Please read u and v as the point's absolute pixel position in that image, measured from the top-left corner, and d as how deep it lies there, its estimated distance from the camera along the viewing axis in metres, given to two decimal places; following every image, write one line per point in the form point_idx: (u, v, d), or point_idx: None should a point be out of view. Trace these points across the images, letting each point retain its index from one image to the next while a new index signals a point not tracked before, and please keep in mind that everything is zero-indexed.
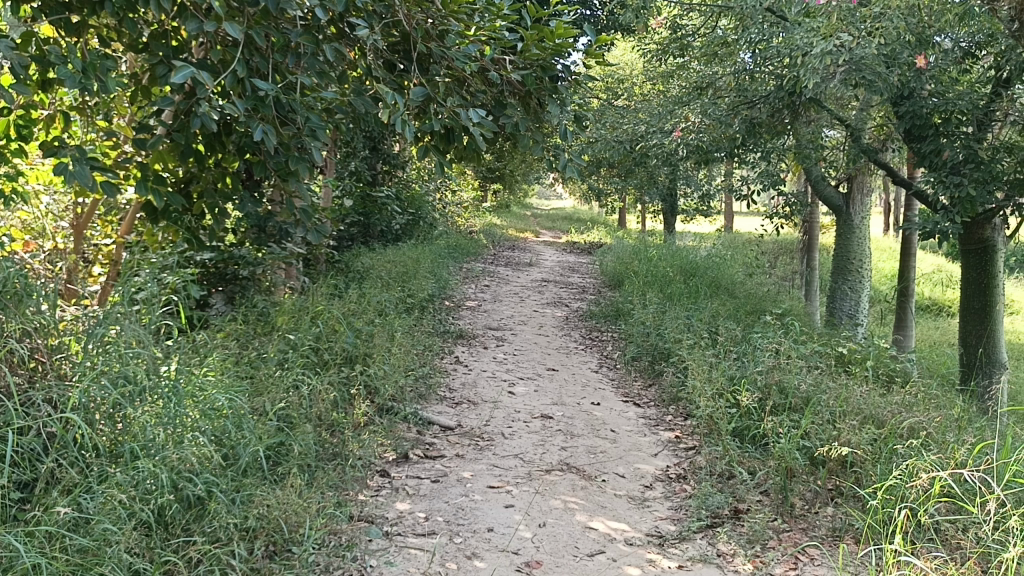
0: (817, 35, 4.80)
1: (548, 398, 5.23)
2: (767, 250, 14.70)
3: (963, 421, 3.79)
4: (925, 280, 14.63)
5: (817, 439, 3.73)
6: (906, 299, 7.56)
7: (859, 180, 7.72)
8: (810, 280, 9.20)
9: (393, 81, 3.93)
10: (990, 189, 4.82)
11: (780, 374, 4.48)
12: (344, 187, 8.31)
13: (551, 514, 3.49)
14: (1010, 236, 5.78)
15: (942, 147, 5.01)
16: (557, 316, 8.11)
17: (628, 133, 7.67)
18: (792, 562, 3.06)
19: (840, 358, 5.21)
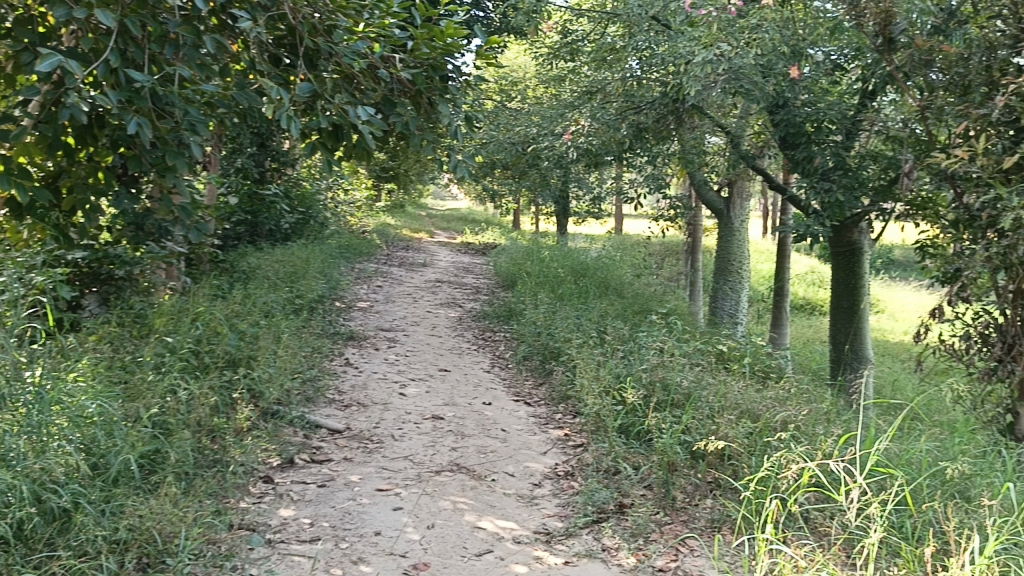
0: (699, 44, 5.00)
1: (439, 399, 5.21)
2: (655, 252, 15.12)
3: (831, 413, 4.01)
4: (800, 280, 15.38)
5: (697, 433, 3.86)
6: (782, 299, 7.93)
7: (739, 185, 8.05)
8: (695, 280, 9.52)
9: (278, 75, 3.84)
10: (856, 195, 5.10)
11: (663, 372, 4.61)
12: (229, 185, 8.05)
13: (439, 516, 3.48)
14: (874, 239, 6.13)
15: (813, 154, 5.31)
16: (450, 317, 8.10)
17: (520, 135, 7.74)
18: (673, 554, 3.16)
19: (721, 356, 5.41)
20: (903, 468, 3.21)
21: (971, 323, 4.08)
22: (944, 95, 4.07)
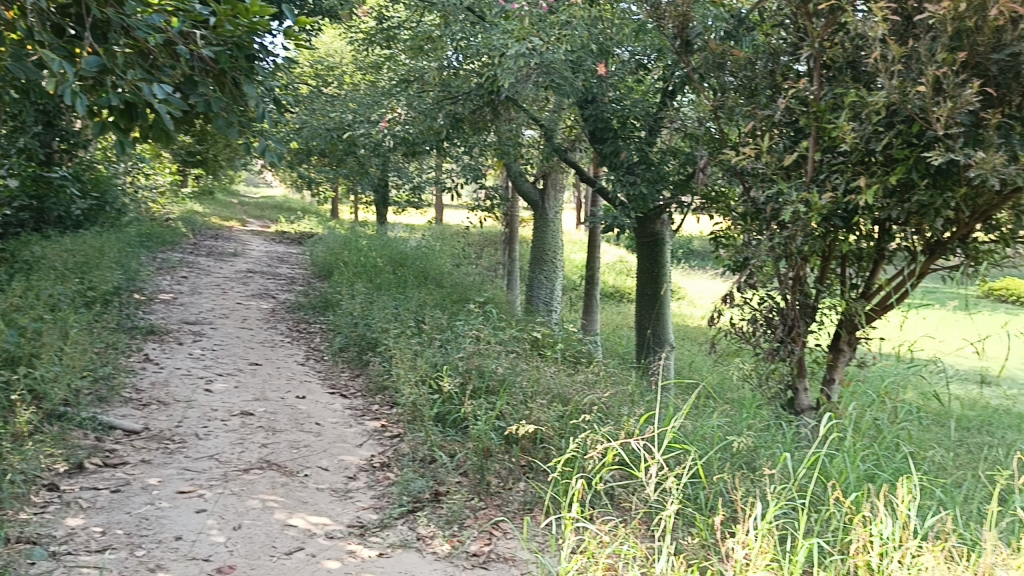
0: (511, 38, 5.18)
1: (249, 395, 5.00)
2: (473, 242, 15.29)
3: (635, 395, 4.22)
4: (610, 270, 16.10)
5: (510, 419, 3.95)
6: (592, 287, 8.26)
7: (553, 177, 8.30)
8: (511, 270, 9.72)
9: (61, 47, 3.50)
10: (658, 188, 5.41)
11: (478, 359, 4.67)
12: (8, 165, 7.28)
13: (247, 515, 3.34)
14: (674, 231, 6.51)
15: (619, 149, 5.63)
16: (261, 309, 7.78)
17: (335, 122, 7.55)
18: (486, 538, 3.23)
19: (535, 343, 5.56)
20: (697, 444, 3.44)
21: (758, 307, 4.44)
22: (734, 96, 4.37)
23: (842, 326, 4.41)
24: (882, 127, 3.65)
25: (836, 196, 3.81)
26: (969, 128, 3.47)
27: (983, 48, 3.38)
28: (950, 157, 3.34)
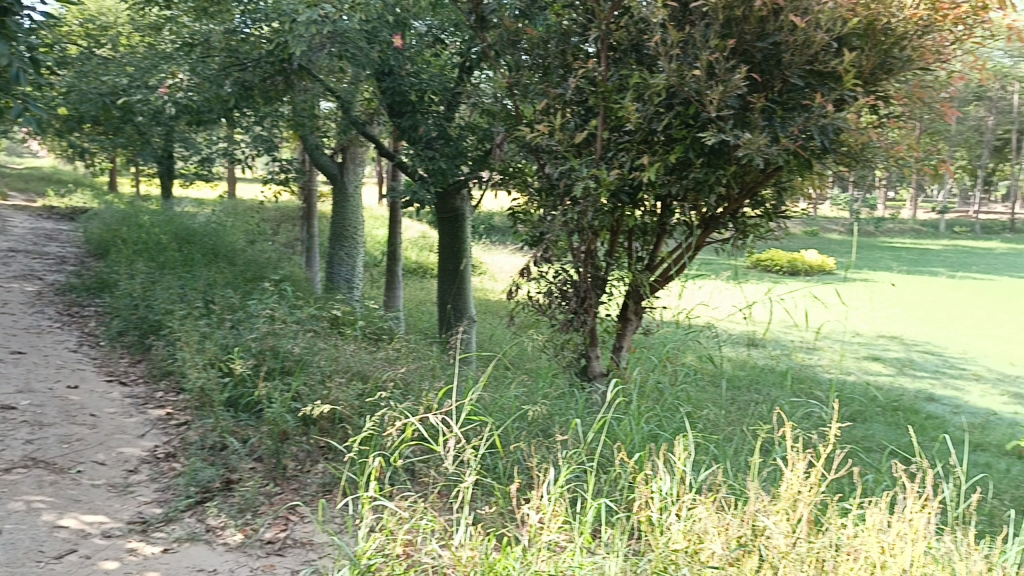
0: (302, 4, 4.96)
1: (9, 387, 4.50)
2: (269, 218, 14.65)
3: (436, 369, 4.24)
4: (413, 245, 16.03)
5: (307, 399, 3.83)
6: (394, 263, 8.19)
7: (351, 150, 8.11)
8: (311, 247, 9.44)
9: None
10: (457, 163, 5.44)
11: (273, 340, 4.48)
12: None
13: (8, 520, 3.01)
14: (475, 207, 6.54)
15: (417, 123, 5.58)
16: (25, 292, 7.01)
17: (108, 86, 6.91)
18: (281, 524, 3.12)
19: (334, 321, 5.43)
20: (495, 415, 3.51)
21: (552, 280, 4.58)
22: (528, 74, 4.44)
23: (629, 296, 4.65)
24: (663, 108, 3.86)
25: (622, 173, 3.98)
26: (738, 111, 3.74)
27: (749, 37, 3.71)
28: (722, 138, 3.58)
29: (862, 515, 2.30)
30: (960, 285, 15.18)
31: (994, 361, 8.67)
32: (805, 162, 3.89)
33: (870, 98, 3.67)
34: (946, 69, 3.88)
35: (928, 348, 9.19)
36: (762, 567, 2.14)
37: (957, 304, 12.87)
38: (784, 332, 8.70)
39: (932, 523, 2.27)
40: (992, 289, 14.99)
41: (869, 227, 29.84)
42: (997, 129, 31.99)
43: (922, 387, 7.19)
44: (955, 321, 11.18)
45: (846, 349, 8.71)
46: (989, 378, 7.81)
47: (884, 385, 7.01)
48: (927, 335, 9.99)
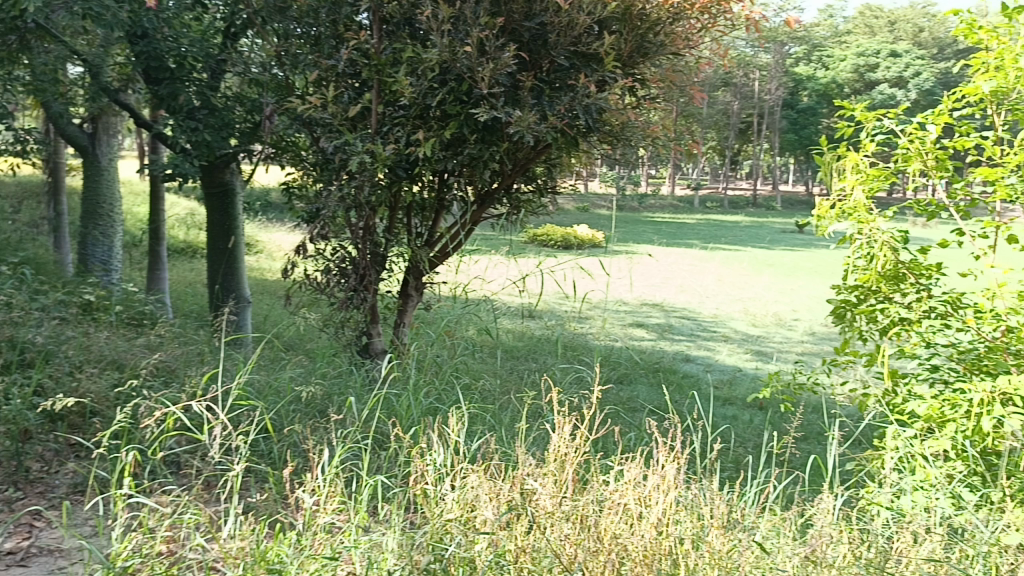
0: None
1: None
2: (6, 194, 13.03)
3: (204, 354, 4.00)
4: (178, 223, 14.97)
5: (54, 393, 3.46)
6: (158, 244, 7.62)
7: (104, 120, 7.40)
8: (58, 226, 8.53)
9: None
10: (224, 136, 5.09)
11: (10, 330, 3.99)
12: None
13: None
14: (247, 180, 5.96)
15: (177, 91, 5.09)
16: None
17: None
18: (24, 531, 2.82)
19: (85, 307, 4.95)
20: (268, 398, 3.38)
21: (330, 257, 4.42)
22: (298, 42, 4.22)
23: (409, 273, 4.64)
24: (437, 84, 3.85)
25: (398, 148, 3.95)
26: (509, 89, 3.83)
27: (517, 16, 3.80)
28: (494, 114, 3.65)
29: (623, 470, 2.46)
30: (710, 256, 16.63)
31: (740, 323, 9.61)
32: (572, 141, 4.05)
33: (630, 81, 3.89)
34: (694, 55, 4.22)
35: (685, 314, 10.00)
36: (529, 524, 2.23)
37: (707, 272, 14.11)
38: (558, 303, 9.10)
39: (683, 473, 2.47)
40: (737, 258, 16.56)
41: (634, 202, 31.88)
42: (740, 115, 35.17)
43: (680, 349, 7.81)
44: (706, 288, 12.25)
45: (614, 317, 9.27)
46: (736, 338, 8.64)
47: (647, 349, 7.54)
48: (683, 301, 10.86)
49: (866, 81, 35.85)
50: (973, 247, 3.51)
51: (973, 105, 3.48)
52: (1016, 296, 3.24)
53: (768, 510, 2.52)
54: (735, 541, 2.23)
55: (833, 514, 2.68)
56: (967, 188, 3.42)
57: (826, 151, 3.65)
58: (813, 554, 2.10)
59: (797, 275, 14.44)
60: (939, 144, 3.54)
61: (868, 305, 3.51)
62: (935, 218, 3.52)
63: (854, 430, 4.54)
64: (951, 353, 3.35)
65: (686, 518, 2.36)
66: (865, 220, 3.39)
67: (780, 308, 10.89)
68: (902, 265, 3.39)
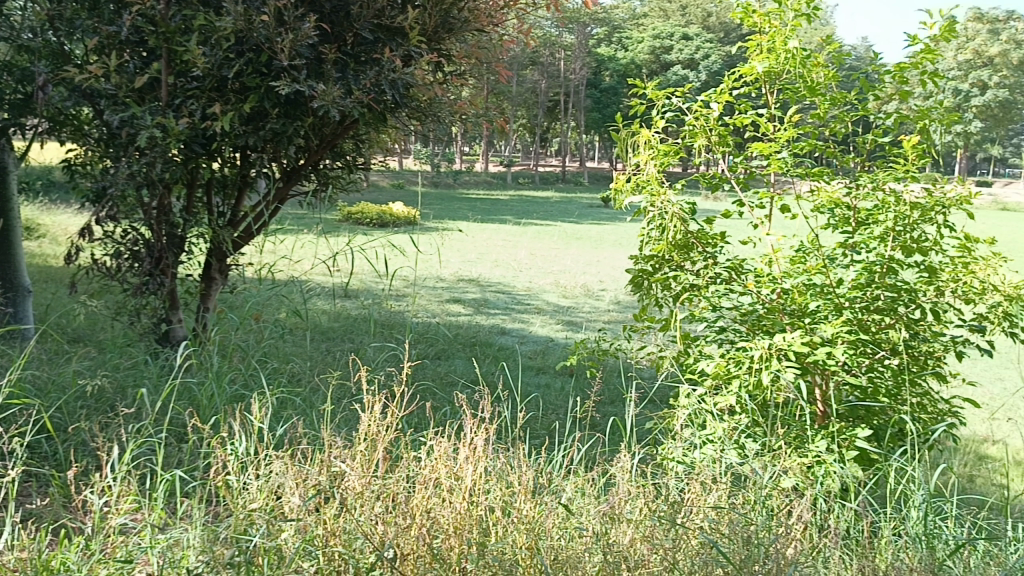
0: None
1: None
2: None
3: None
4: None
5: None
6: None
7: None
8: None
9: None
10: None
11: None
12: None
13: None
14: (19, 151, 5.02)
15: None
16: None
17: None
18: None
19: None
20: (49, 395, 3.09)
21: (120, 239, 4.00)
22: (73, 6, 3.77)
23: (211, 254, 4.40)
24: (233, 55, 3.64)
25: (193, 122, 3.69)
26: (311, 62, 3.69)
27: None
28: (296, 88, 3.50)
29: (433, 444, 2.47)
30: (522, 231, 17.01)
31: (551, 295, 9.91)
32: (380, 116, 3.99)
33: (436, 56, 3.86)
34: (499, 31, 4.25)
35: (499, 288, 10.17)
36: (337, 505, 2.19)
37: (520, 247, 14.44)
38: (373, 281, 8.98)
39: (491, 442, 2.52)
40: (547, 233, 17.05)
41: (447, 179, 31.97)
42: (548, 93, 36.08)
43: (495, 323, 7.95)
44: (519, 262, 12.53)
45: (430, 294, 9.27)
46: (548, 310, 8.91)
47: (463, 324, 7.60)
48: (498, 276, 11.05)
49: (662, 62, 37.85)
50: (751, 216, 3.82)
51: (749, 86, 3.77)
52: (788, 260, 3.56)
53: (574, 472, 2.63)
54: (541, 505, 2.31)
55: (634, 471, 2.84)
56: (745, 162, 3.70)
57: (621, 127, 3.83)
58: (612, 510, 2.22)
59: (603, 247, 15.10)
60: (721, 121, 3.81)
61: (661, 273, 3.72)
62: (719, 190, 3.79)
63: (650, 389, 4.86)
64: (735, 315, 3.64)
65: (495, 486, 2.42)
66: (657, 193, 3.59)
67: (588, 279, 11.34)
68: (690, 235, 3.63)
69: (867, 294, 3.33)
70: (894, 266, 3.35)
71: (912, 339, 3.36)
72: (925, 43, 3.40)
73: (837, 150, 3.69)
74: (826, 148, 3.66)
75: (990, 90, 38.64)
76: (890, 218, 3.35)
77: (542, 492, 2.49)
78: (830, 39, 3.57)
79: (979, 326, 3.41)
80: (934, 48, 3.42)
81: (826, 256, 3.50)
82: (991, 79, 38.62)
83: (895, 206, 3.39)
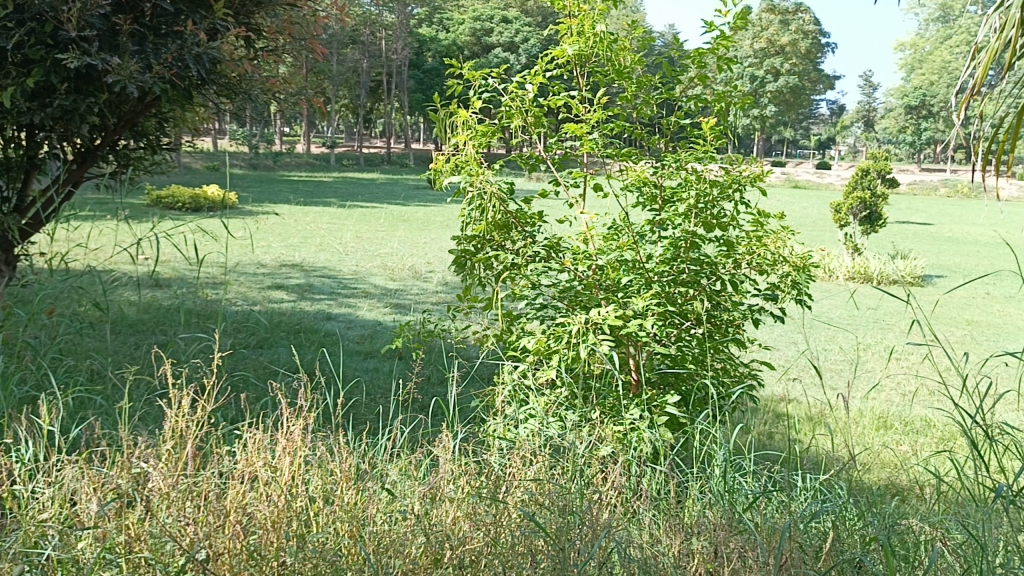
0: None
1: None
2: None
3: None
4: None
5: None
6: None
7: None
8: None
9: None
10: None
11: None
12: None
13: None
14: None
15: None
16: None
17: None
18: None
19: None
20: None
21: None
22: None
23: None
24: (9, 23, 3.27)
25: None
26: (103, 33, 3.39)
27: None
28: (86, 61, 3.20)
29: (246, 436, 2.37)
30: (346, 213, 16.65)
31: (378, 278, 9.76)
32: (183, 92, 3.80)
33: (243, 30, 3.64)
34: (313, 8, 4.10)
35: (324, 273, 9.90)
36: (142, 508, 2.06)
37: (344, 230, 14.12)
38: (187, 270, 8.47)
39: (310, 430, 2.45)
40: (372, 215, 16.78)
41: (267, 160, 30.70)
42: (370, 72, 35.39)
43: (320, 308, 7.73)
44: (344, 245, 12.25)
45: (250, 281, 8.87)
46: (375, 293, 8.77)
47: (287, 311, 7.34)
48: (322, 260, 10.75)
49: (483, 44, 38.10)
50: (566, 196, 3.93)
51: (562, 67, 3.86)
52: (601, 237, 3.70)
53: (397, 454, 2.61)
54: (362, 491, 2.28)
55: (459, 450, 2.85)
56: (559, 142, 3.79)
57: (438, 107, 3.81)
58: (433, 491, 2.22)
59: (429, 229, 15.06)
60: (536, 102, 3.87)
61: (483, 253, 3.73)
62: (535, 170, 3.87)
63: (470, 366, 4.96)
64: (554, 291, 3.73)
65: (315, 475, 2.35)
66: (476, 173, 3.58)
67: (415, 261, 11.27)
68: (509, 215, 3.68)
69: (674, 268, 3.53)
70: (697, 241, 3.56)
71: (715, 309, 3.60)
72: (721, 30, 3.61)
73: (644, 132, 3.87)
74: (633, 130, 3.82)
75: (782, 77, 41.90)
76: (693, 196, 3.55)
77: (364, 478, 2.46)
78: (635, 24, 3.72)
79: (771, 295, 3.70)
80: (729, 35, 3.63)
81: (636, 233, 3.66)
82: (783, 67, 41.89)
83: (696, 184, 3.60)
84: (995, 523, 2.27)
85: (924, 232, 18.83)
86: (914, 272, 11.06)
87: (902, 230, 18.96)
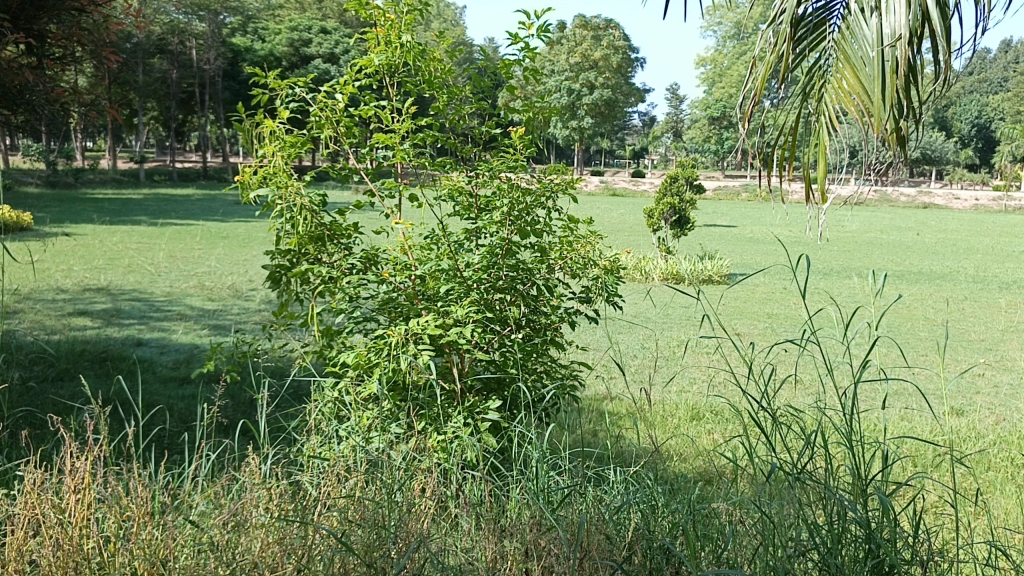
0: None
1: None
2: None
3: None
4: None
5: None
6: None
7: None
8: None
9: None
10: None
11: None
12: None
13: None
14: None
15: None
16: None
17: None
18: None
19: None
20: None
21: None
22: None
23: None
24: None
25: None
26: None
27: None
28: None
29: (28, 476, 2.14)
30: (159, 232, 15.71)
31: (195, 299, 9.25)
32: None
33: (21, 36, 3.08)
34: (105, 12, 3.49)
35: (133, 295, 9.28)
36: None
37: (155, 249, 13.27)
38: None
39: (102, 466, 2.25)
40: (188, 233, 15.97)
41: (67, 177, 28.37)
42: (180, 83, 33.50)
43: (130, 334, 7.23)
44: (155, 266, 11.48)
45: (48, 309, 8.17)
46: (192, 315, 8.32)
47: (90, 340, 6.77)
48: (131, 282, 10.07)
49: (301, 55, 37.30)
50: (382, 206, 3.84)
51: (371, 77, 3.78)
52: (420, 246, 3.65)
53: (202, 483, 2.46)
54: (161, 525, 2.12)
55: (274, 472, 2.74)
56: (371, 153, 3.71)
57: (244, 117, 3.64)
58: (237, 518, 2.11)
59: (250, 245, 14.47)
60: (347, 112, 3.78)
61: (299, 266, 3.59)
62: (348, 181, 3.75)
63: (281, 388, 4.86)
64: (374, 303, 3.65)
65: (107, 513, 2.16)
66: (284, 184, 3.43)
67: (235, 280, 10.76)
68: (323, 227, 3.56)
69: (491, 274, 3.51)
70: (512, 248, 3.60)
71: (532, 313, 3.66)
72: (526, 42, 3.69)
73: (457, 141, 3.86)
74: (446, 139, 3.82)
75: (597, 89, 43.86)
76: (507, 204, 3.59)
77: (165, 510, 2.29)
78: (441, 35, 3.70)
79: (586, 297, 3.78)
80: (535, 48, 3.72)
81: (453, 242, 3.66)
82: (597, 80, 43.83)
83: (509, 192, 3.64)
84: (786, 501, 2.44)
85: (727, 233, 20.30)
86: (720, 271, 11.89)
87: (710, 232, 20.28)
